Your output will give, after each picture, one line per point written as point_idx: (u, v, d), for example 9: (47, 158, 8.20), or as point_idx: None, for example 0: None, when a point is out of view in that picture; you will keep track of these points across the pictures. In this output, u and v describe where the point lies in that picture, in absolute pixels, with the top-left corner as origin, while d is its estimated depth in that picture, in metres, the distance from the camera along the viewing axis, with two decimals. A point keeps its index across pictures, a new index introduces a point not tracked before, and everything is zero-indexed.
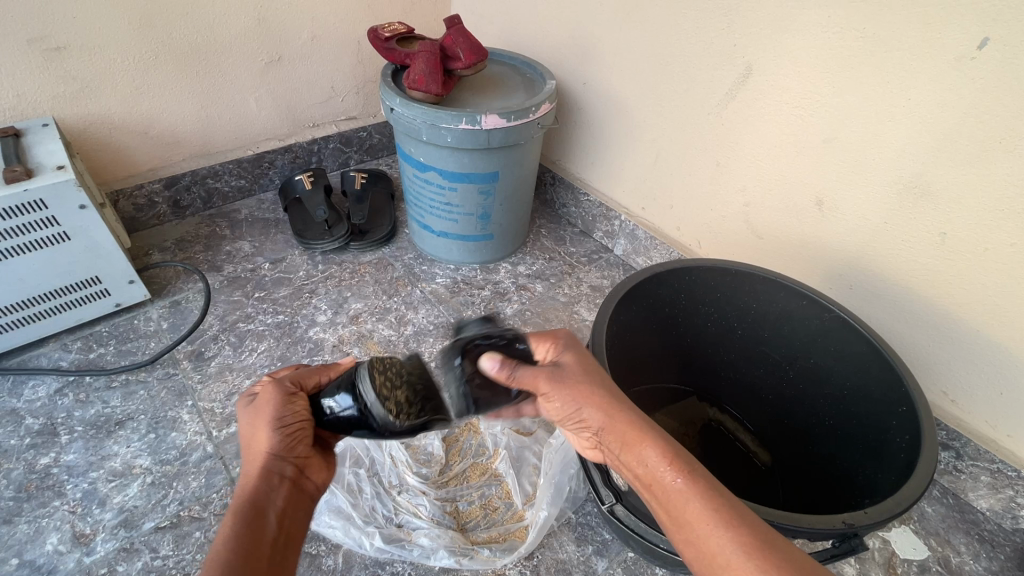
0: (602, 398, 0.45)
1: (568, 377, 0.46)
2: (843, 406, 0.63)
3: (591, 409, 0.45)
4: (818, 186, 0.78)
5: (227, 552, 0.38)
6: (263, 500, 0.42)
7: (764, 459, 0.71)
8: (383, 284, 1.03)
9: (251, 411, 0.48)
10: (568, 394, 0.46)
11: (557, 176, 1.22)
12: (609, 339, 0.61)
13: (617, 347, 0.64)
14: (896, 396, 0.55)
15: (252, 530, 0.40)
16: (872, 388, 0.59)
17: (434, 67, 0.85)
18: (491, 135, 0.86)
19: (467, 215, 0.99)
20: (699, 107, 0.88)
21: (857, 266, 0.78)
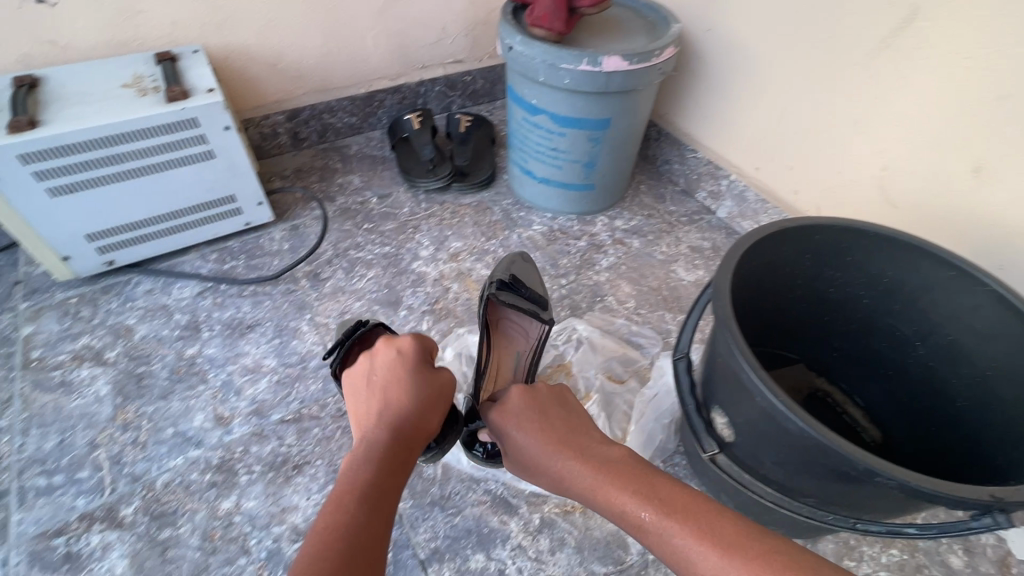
0: (570, 462, 0.56)
1: (536, 453, 0.58)
2: (981, 389, 0.58)
3: (571, 477, 0.55)
4: (978, 150, 0.70)
5: (374, 484, 0.49)
6: (403, 461, 0.54)
7: (875, 437, 0.68)
8: (481, 226, 1.06)
9: (430, 386, 0.60)
10: (551, 456, 0.57)
11: (662, 131, 1.17)
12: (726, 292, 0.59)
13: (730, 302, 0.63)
14: None
15: (391, 477, 0.51)
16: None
17: (557, 6, 0.82)
18: (610, 78, 0.83)
19: (573, 162, 0.98)
20: (842, 57, 0.80)
21: (1013, 245, 0.70)
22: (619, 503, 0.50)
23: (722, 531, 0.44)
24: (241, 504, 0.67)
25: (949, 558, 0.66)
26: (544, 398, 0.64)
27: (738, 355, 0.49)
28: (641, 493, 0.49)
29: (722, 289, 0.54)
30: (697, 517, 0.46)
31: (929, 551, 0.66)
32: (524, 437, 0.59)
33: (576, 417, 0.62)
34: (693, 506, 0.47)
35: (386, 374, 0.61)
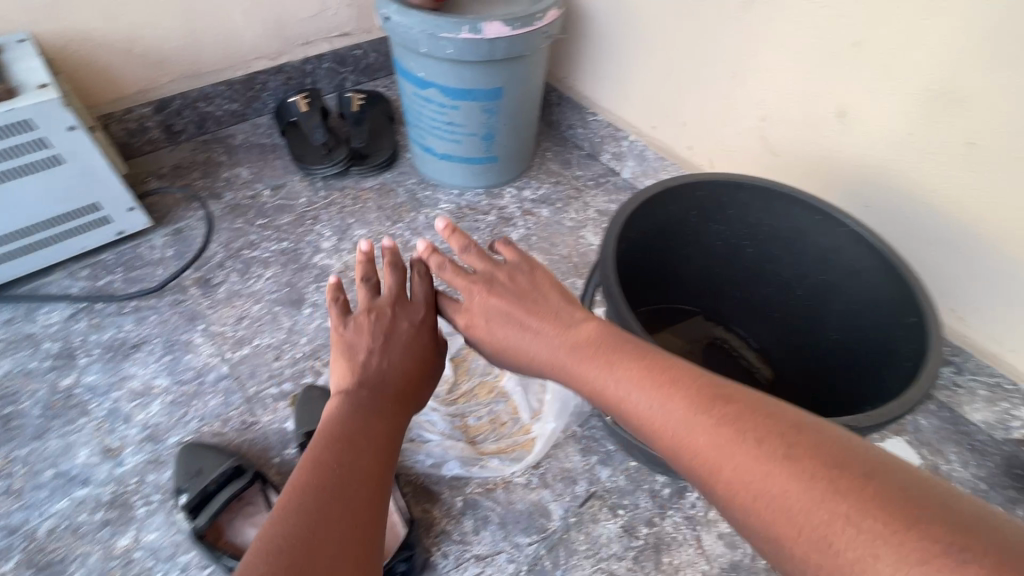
0: (557, 363, 0.51)
1: (525, 356, 0.53)
2: (851, 320, 0.63)
3: (568, 380, 0.50)
4: (841, 94, 0.74)
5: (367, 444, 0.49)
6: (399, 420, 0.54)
7: (767, 376, 0.72)
8: (385, 210, 1.01)
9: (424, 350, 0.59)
10: (507, 335, 0.54)
11: (562, 95, 1.16)
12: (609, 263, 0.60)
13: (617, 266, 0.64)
14: (906, 307, 0.55)
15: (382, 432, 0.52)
16: (882, 302, 0.58)
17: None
18: (494, 46, 0.80)
19: (471, 135, 0.95)
20: (719, 10, 0.81)
21: (875, 182, 0.75)
22: (614, 402, 0.46)
23: (791, 487, 0.34)
24: (140, 538, 0.62)
25: None
26: (525, 303, 0.55)
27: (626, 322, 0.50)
28: (647, 400, 0.43)
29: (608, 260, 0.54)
30: (736, 448, 0.37)
31: None
32: (496, 339, 0.55)
33: (549, 299, 0.55)
34: (711, 419, 0.39)
35: (405, 343, 0.58)
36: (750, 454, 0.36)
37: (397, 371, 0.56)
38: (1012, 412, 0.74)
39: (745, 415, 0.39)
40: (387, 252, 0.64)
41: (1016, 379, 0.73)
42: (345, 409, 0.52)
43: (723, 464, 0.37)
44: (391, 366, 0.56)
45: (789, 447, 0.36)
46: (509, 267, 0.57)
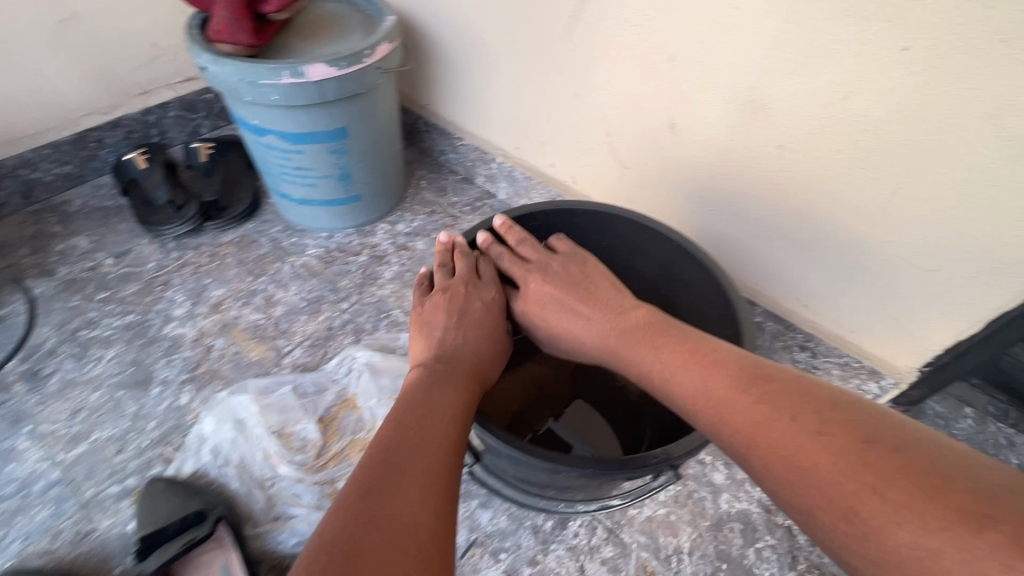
0: (604, 345, 0.56)
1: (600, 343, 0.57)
2: (693, 328, 0.66)
3: (617, 364, 0.55)
4: (668, 106, 0.75)
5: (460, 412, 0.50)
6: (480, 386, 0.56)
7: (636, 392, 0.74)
8: (246, 264, 0.95)
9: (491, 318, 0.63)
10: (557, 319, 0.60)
11: (429, 122, 1.13)
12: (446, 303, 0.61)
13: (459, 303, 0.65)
14: (727, 316, 0.57)
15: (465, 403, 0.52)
16: (711, 311, 0.61)
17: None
18: (323, 87, 0.76)
19: (324, 177, 0.90)
20: (548, 32, 0.81)
21: (712, 187, 0.77)
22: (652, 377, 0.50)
23: (824, 458, 0.37)
24: None
25: (713, 474, 0.74)
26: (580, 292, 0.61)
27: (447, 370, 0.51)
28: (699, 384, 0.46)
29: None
30: (773, 424, 0.40)
31: (697, 475, 0.74)
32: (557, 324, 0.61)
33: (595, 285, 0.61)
34: (741, 393, 0.43)
35: (480, 314, 0.62)
36: (785, 429, 0.39)
37: (470, 350, 0.58)
38: (864, 386, 0.79)
39: (781, 393, 0.42)
40: (453, 247, 0.69)
41: (862, 357, 0.77)
42: (426, 385, 0.52)
43: (753, 425, 0.41)
44: (466, 344, 0.58)
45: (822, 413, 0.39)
46: (562, 258, 0.64)
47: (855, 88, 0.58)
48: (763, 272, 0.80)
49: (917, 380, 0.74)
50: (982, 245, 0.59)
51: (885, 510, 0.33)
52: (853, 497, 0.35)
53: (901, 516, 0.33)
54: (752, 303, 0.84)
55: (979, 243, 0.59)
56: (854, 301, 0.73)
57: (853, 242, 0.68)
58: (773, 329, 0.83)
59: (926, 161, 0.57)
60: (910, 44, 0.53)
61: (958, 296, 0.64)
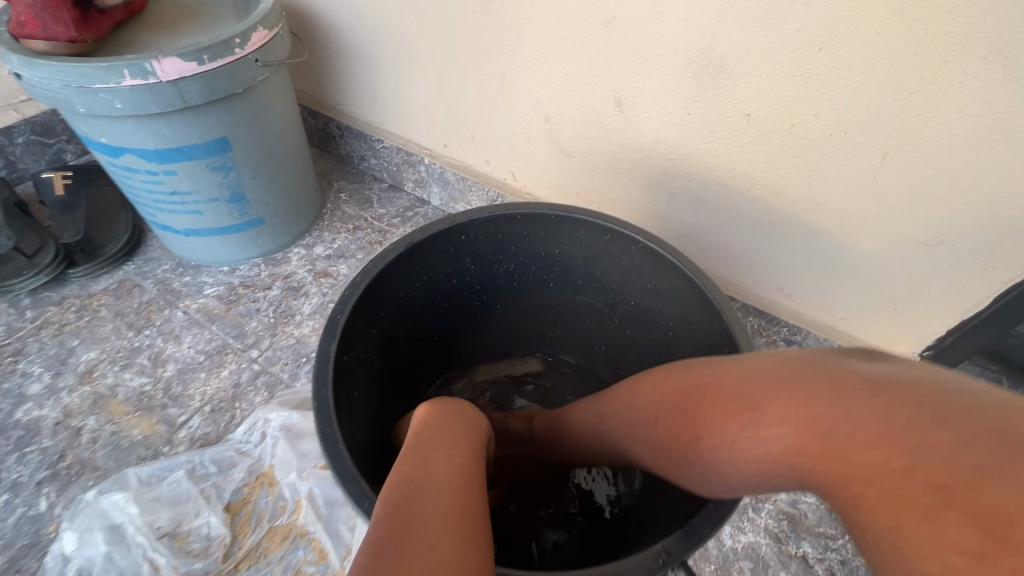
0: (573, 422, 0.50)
1: (606, 416, 0.45)
2: (669, 350, 0.54)
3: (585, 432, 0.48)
4: (612, 80, 0.63)
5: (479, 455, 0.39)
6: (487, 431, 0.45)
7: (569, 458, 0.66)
8: (126, 316, 0.77)
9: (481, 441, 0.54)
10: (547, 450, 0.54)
11: (342, 125, 0.97)
12: (356, 359, 0.46)
13: (380, 348, 0.51)
14: (717, 335, 0.46)
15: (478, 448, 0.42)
16: (693, 327, 0.49)
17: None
18: (183, 88, 0.60)
19: (210, 201, 0.74)
20: (461, 3, 0.68)
21: (672, 171, 0.66)
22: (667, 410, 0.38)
23: (775, 443, 0.28)
24: None
25: None
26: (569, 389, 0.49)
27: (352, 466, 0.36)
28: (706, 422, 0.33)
29: (330, 376, 0.39)
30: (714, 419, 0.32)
31: None
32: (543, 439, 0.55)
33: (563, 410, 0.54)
34: (724, 391, 0.32)
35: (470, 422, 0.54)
36: (722, 424, 0.31)
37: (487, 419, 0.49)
38: None
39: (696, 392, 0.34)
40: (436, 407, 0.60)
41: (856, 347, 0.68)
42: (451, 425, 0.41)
43: (764, 432, 0.28)
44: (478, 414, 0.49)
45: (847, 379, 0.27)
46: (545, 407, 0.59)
47: (831, 36, 0.48)
48: (739, 261, 0.70)
49: None
50: (991, 209, 0.50)
51: (962, 450, 0.21)
52: (918, 448, 0.22)
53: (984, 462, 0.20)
54: (730, 298, 0.74)
55: (987, 207, 0.50)
56: (845, 286, 0.64)
57: (839, 220, 0.59)
58: (754, 325, 0.74)
59: (922, 117, 0.48)
60: None
61: (965, 270, 0.55)
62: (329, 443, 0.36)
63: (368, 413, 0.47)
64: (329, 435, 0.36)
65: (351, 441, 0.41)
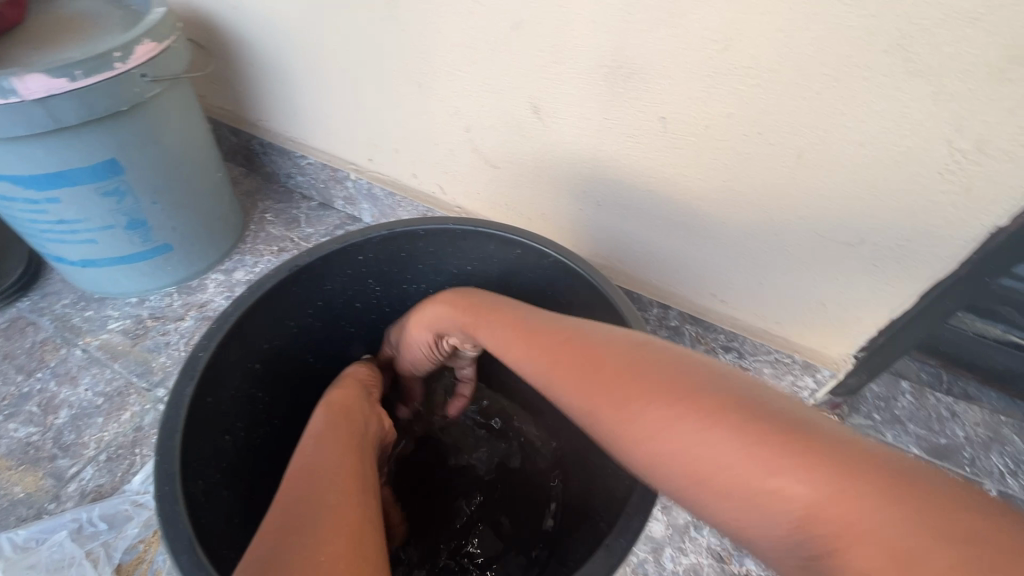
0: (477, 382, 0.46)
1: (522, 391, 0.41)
2: None
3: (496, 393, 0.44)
4: (527, 86, 0.60)
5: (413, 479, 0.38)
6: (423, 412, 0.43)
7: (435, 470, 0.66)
8: (16, 358, 0.70)
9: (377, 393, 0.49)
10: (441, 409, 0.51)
11: (264, 142, 0.92)
12: (228, 399, 0.41)
13: (265, 384, 0.46)
14: None
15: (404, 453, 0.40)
16: None
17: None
18: (54, 107, 0.55)
19: (104, 229, 0.68)
20: (368, 10, 0.64)
21: (597, 179, 0.64)
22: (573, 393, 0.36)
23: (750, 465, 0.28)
24: None
25: (652, 527, 0.61)
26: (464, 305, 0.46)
27: (193, 531, 0.32)
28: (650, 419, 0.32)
29: (181, 425, 0.35)
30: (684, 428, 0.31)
31: None
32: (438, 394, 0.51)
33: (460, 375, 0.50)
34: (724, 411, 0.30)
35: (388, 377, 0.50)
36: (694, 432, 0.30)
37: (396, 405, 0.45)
38: (800, 382, 0.69)
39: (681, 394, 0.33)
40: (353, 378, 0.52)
41: (792, 351, 0.66)
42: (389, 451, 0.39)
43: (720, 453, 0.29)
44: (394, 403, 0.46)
45: (812, 435, 0.28)
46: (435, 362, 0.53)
47: (735, 33, 0.46)
48: (672, 269, 0.68)
49: (854, 368, 0.64)
50: (906, 208, 0.49)
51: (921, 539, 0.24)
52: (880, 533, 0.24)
53: (902, 536, 0.24)
54: (666, 306, 0.72)
55: (902, 206, 0.49)
56: (777, 290, 0.62)
57: (763, 223, 0.57)
58: (692, 332, 0.72)
59: (832, 116, 0.46)
60: None
61: (888, 270, 0.54)
62: (167, 507, 0.31)
63: (240, 460, 0.43)
64: (168, 496, 0.32)
65: (210, 496, 0.37)
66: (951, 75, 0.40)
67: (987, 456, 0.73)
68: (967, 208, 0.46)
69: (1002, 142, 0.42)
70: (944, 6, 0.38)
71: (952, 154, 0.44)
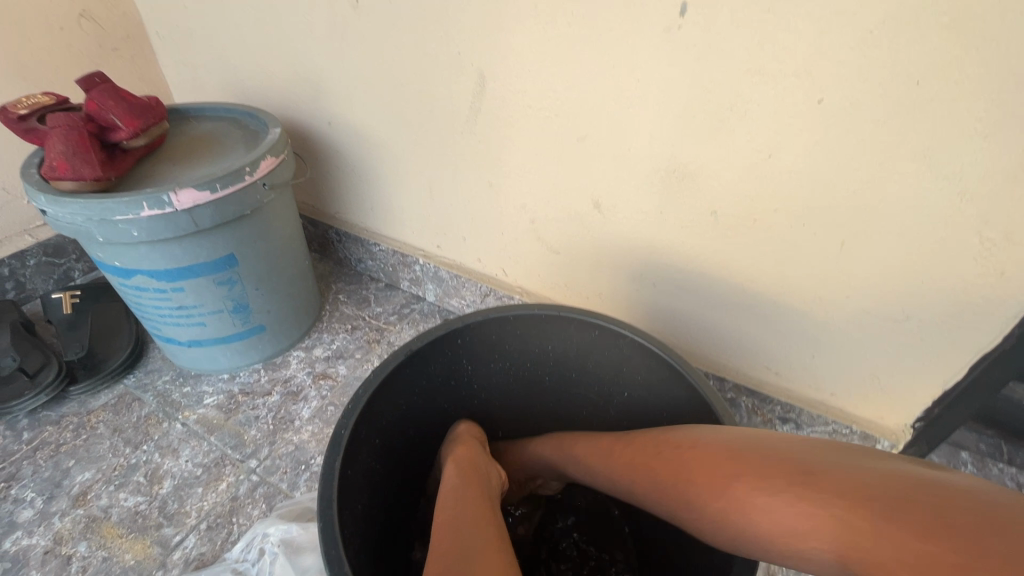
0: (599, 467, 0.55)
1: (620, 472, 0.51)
2: None
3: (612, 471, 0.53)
4: (590, 186, 0.69)
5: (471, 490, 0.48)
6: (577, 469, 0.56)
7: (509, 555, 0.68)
8: (125, 432, 0.77)
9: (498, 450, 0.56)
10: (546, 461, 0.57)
11: (339, 231, 1.03)
12: (358, 471, 0.47)
13: (381, 457, 0.52)
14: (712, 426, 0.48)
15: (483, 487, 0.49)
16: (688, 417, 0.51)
17: (143, 110, 0.67)
18: (197, 214, 0.65)
19: (214, 313, 0.77)
20: (450, 126, 0.76)
21: (652, 264, 0.71)
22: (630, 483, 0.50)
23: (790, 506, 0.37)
24: None
25: None
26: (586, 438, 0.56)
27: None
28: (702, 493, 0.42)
29: (333, 495, 0.41)
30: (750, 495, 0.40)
31: None
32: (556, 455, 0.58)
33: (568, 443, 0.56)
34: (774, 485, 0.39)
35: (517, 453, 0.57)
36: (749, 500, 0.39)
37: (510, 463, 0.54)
38: None
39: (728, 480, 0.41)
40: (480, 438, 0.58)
41: (850, 422, 0.69)
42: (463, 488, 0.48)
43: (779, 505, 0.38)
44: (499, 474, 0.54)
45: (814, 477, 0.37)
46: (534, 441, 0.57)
47: (778, 145, 0.54)
48: (726, 343, 0.73)
49: (913, 438, 0.66)
50: (946, 288, 0.54)
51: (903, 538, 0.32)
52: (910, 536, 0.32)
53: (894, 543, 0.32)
54: (721, 378, 0.76)
55: (942, 287, 0.54)
56: (829, 362, 0.66)
57: (812, 302, 0.62)
58: (748, 404, 0.75)
59: (870, 211, 0.53)
60: (824, 96, 0.50)
61: (937, 344, 0.58)
62: (334, 569, 0.36)
63: (366, 530, 0.48)
64: (334, 558, 0.37)
65: (353, 561, 0.42)
66: (973, 179, 0.47)
67: None
68: (1004, 288, 0.51)
69: None
70: (959, 126, 0.46)
71: (982, 243, 0.50)
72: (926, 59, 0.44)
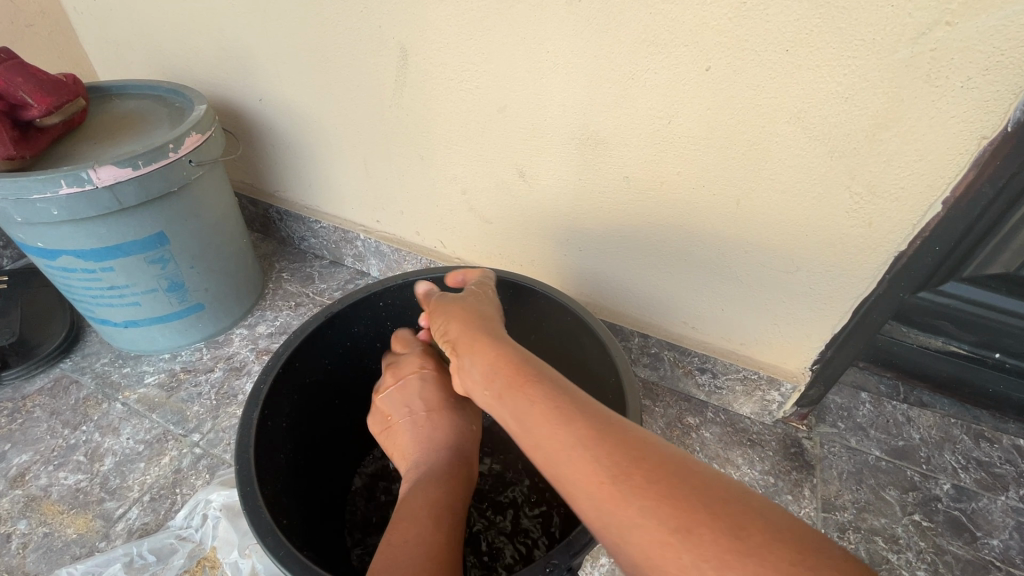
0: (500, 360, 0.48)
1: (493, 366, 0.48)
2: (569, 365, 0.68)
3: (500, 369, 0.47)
4: (514, 157, 0.72)
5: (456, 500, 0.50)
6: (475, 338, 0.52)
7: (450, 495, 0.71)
8: (63, 413, 0.77)
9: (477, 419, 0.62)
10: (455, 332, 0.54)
11: (280, 210, 1.03)
12: (280, 425, 0.54)
13: (300, 420, 0.57)
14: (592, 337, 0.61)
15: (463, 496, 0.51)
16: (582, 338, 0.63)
17: (55, 87, 0.66)
18: (119, 192, 0.65)
19: (147, 292, 0.77)
20: (378, 100, 0.77)
21: (577, 229, 0.75)
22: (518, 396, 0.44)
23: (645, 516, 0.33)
24: None
25: None
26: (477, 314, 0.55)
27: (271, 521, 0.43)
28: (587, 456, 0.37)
29: (250, 442, 0.48)
30: (618, 495, 0.35)
31: None
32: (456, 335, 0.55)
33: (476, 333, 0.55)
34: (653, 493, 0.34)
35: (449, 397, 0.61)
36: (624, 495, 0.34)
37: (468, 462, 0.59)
38: (768, 396, 0.78)
39: (621, 452, 0.37)
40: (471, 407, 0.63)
41: (758, 368, 0.76)
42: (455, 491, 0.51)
43: (633, 505, 0.34)
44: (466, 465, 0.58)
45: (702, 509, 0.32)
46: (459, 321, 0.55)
47: (675, 112, 0.58)
48: (648, 301, 0.78)
49: (812, 380, 0.73)
50: (829, 239, 0.60)
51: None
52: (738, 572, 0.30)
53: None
54: (645, 335, 0.81)
55: (824, 239, 0.60)
56: (736, 314, 0.72)
57: (718, 257, 0.68)
58: (670, 357, 0.81)
59: (758, 172, 0.58)
60: (710, 65, 0.54)
61: (824, 292, 0.64)
62: (248, 503, 0.43)
63: (293, 480, 0.54)
64: (248, 497, 0.44)
65: (274, 501, 0.48)
66: (838, 139, 0.53)
67: (941, 453, 0.78)
68: (873, 236, 0.57)
69: (888, 186, 0.54)
70: (824, 91, 0.51)
71: (852, 197, 0.56)
72: (792, 28, 0.49)
